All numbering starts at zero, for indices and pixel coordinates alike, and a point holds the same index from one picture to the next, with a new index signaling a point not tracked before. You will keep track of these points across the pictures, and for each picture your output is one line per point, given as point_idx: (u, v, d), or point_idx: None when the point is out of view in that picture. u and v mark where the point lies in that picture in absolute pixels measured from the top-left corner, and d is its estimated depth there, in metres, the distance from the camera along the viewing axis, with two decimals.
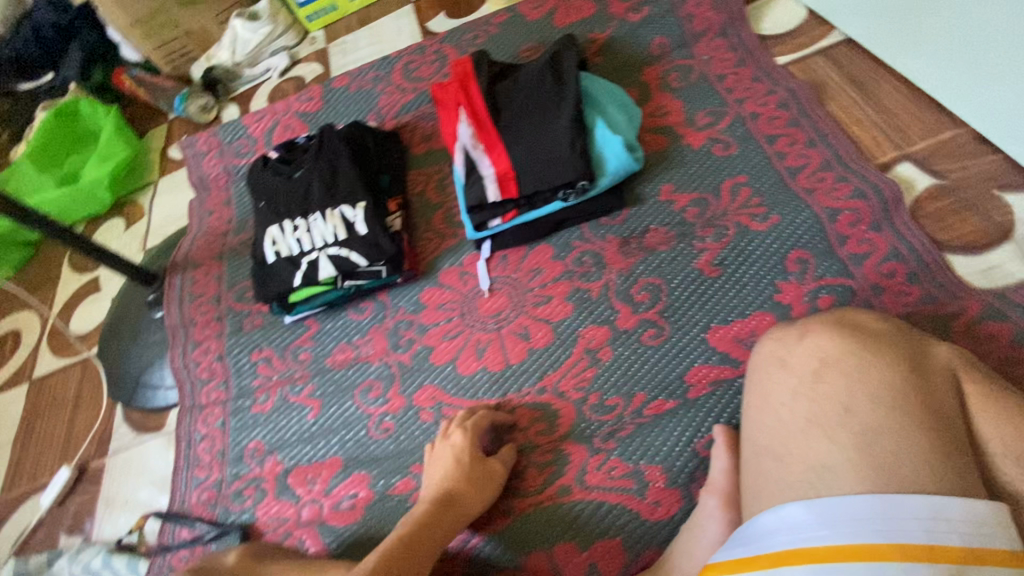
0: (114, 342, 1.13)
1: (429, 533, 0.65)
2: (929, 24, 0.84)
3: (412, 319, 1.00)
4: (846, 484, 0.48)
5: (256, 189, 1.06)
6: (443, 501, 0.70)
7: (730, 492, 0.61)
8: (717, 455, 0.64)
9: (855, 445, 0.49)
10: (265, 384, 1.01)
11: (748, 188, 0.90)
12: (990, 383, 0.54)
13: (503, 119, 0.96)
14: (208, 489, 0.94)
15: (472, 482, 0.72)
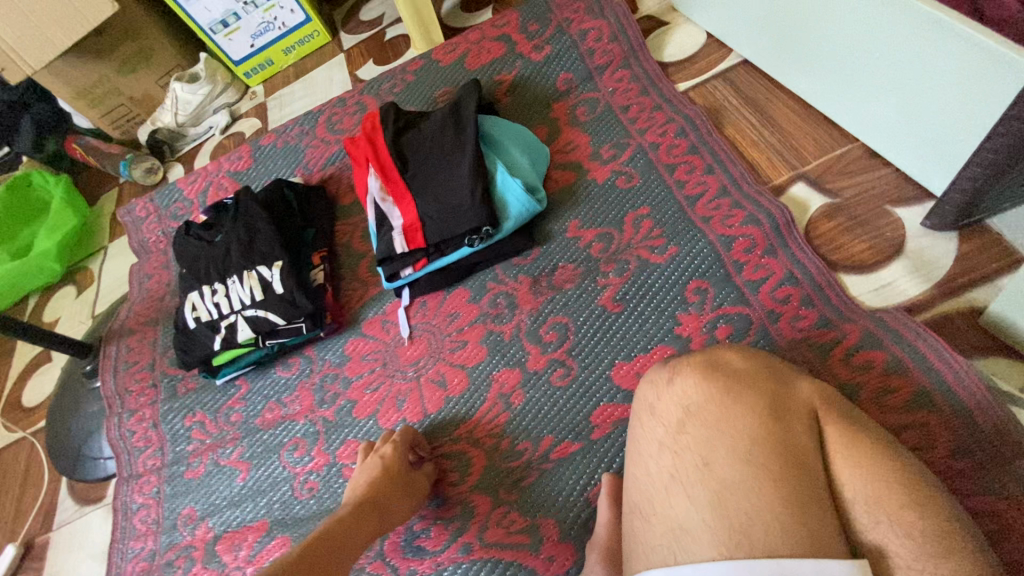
0: (57, 416, 1.15)
1: (349, 537, 0.66)
2: (809, 44, 0.85)
3: (337, 372, 1.01)
4: (701, 547, 0.48)
5: (180, 255, 1.08)
6: (366, 505, 0.71)
7: (611, 547, 0.60)
8: (601, 507, 0.63)
9: (711, 505, 0.49)
10: (198, 449, 1.02)
11: (650, 220, 0.90)
12: (853, 421, 0.51)
13: (409, 171, 0.99)
14: (142, 560, 0.94)
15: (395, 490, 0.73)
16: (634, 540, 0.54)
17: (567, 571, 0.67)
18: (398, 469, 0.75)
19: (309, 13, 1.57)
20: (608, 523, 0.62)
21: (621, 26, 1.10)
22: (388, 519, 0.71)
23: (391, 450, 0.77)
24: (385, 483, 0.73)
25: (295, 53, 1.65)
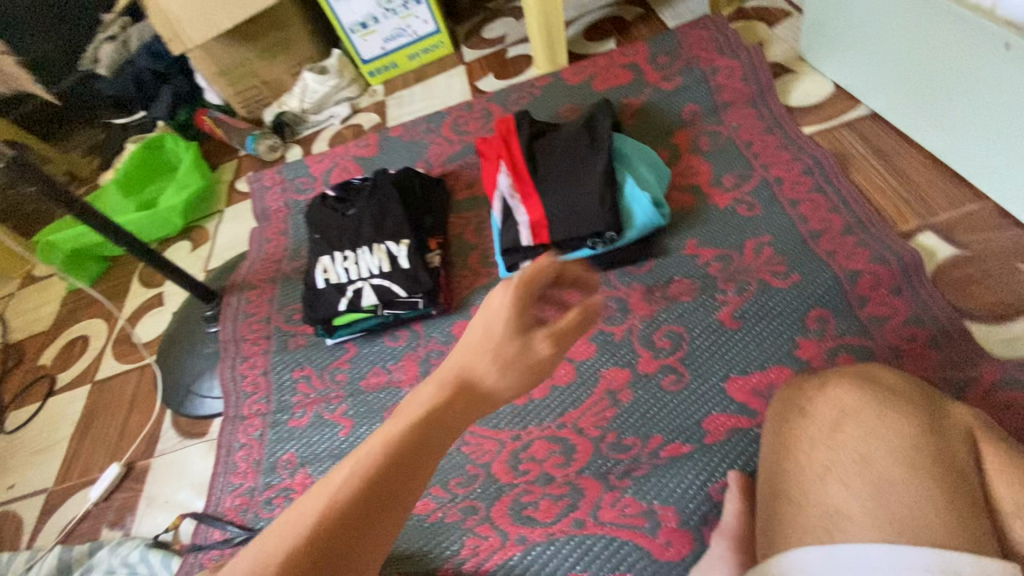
0: (172, 353, 1.23)
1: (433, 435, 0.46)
2: (936, 85, 0.88)
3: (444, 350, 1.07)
4: (858, 530, 0.51)
5: (312, 221, 1.17)
6: (456, 389, 0.48)
7: (743, 536, 0.62)
8: (730, 499, 0.65)
9: (869, 495, 0.52)
10: (303, 401, 1.08)
11: (771, 247, 0.94)
12: (1009, 447, 0.54)
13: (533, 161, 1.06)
14: (242, 495, 0.99)
15: (505, 370, 0.49)
16: (782, 524, 0.56)
17: (683, 558, 0.69)
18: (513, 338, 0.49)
19: (440, 25, 1.69)
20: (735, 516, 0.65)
21: (751, 68, 1.16)
22: (487, 402, 0.49)
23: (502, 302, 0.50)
24: (488, 362, 0.48)
25: (418, 59, 1.77)
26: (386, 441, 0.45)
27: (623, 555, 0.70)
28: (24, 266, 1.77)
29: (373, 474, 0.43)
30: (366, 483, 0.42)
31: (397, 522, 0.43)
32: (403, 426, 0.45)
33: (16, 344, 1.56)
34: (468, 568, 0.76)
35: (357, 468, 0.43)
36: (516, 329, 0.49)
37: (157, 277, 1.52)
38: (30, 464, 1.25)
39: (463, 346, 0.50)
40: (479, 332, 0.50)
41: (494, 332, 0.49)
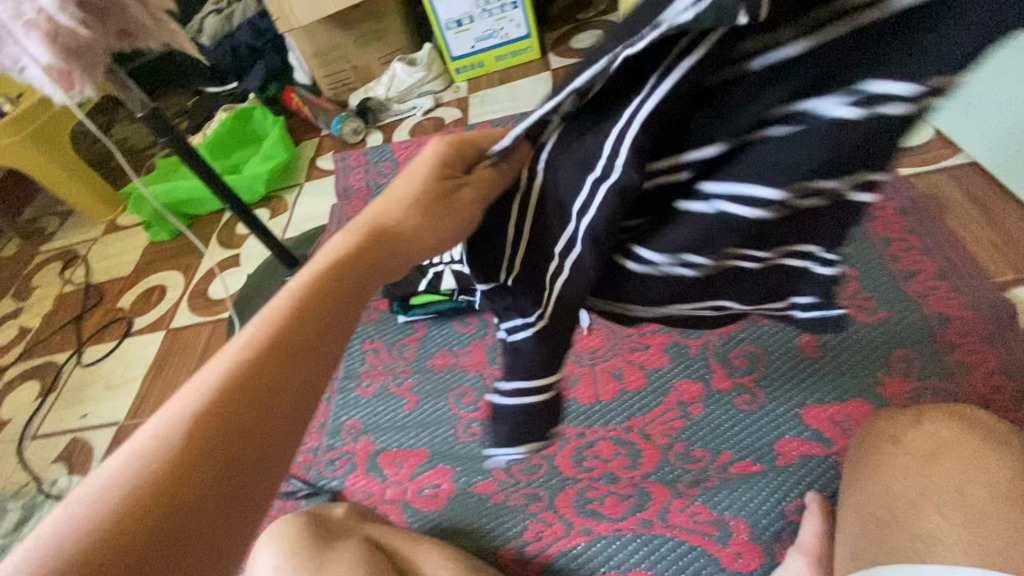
0: (249, 311, 1.29)
1: (349, 276, 0.48)
2: None
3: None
4: (950, 554, 0.50)
5: None
6: (375, 237, 0.50)
7: (823, 555, 0.62)
8: (809, 519, 0.65)
9: (964, 523, 0.51)
10: (371, 371, 1.10)
11: (857, 283, 0.95)
12: None
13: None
14: (304, 452, 1.02)
15: (422, 216, 0.50)
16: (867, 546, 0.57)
17: (752, 571, 0.71)
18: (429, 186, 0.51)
19: (531, 31, 1.74)
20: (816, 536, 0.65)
21: None
22: (407, 249, 0.51)
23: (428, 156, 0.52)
24: (400, 210, 0.51)
25: (504, 61, 1.82)
26: (296, 291, 0.45)
27: (692, 560, 0.72)
28: (109, 214, 1.84)
29: (288, 317, 0.44)
30: (281, 325, 0.43)
31: (322, 355, 0.44)
32: (306, 281, 0.46)
33: (96, 285, 1.64)
34: (530, 550, 0.79)
35: (271, 317, 0.44)
36: (435, 180, 0.51)
37: (234, 238, 1.58)
38: (103, 398, 1.32)
39: (388, 203, 0.52)
40: (398, 190, 0.52)
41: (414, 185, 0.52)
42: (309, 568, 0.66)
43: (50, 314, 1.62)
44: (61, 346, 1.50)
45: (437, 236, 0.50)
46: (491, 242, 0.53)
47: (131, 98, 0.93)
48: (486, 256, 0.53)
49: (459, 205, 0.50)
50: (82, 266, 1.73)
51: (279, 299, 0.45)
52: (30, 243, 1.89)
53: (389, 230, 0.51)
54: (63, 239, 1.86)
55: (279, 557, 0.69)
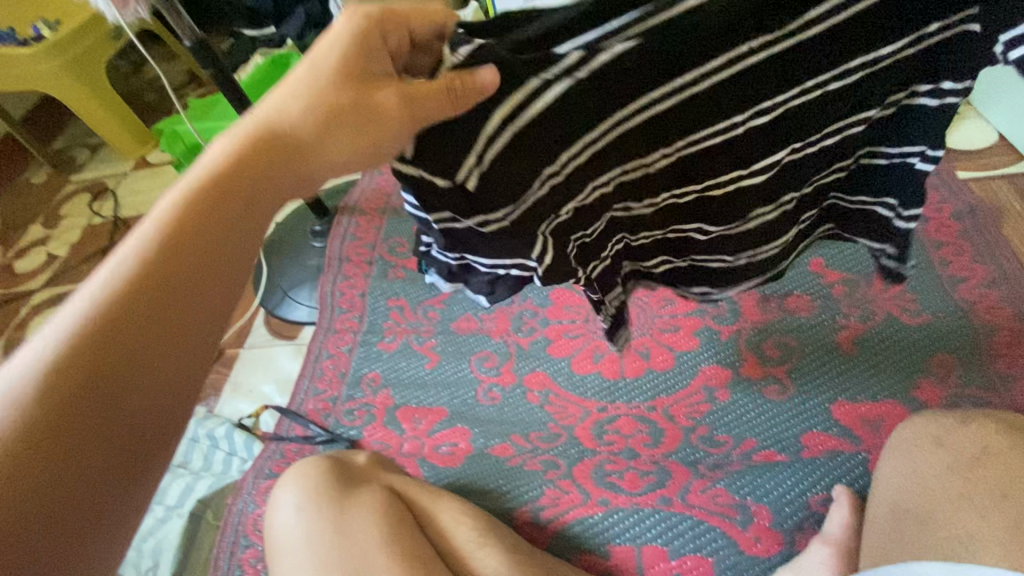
0: (276, 257, 1.29)
1: (229, 195, 0.42)
2: None
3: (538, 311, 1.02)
4: (989, 555, 0.49)
5: None
6: (264, 145, 0.43)
7: (847, 548, 0.61)
8: (837, 510, 0.64)
9: (1005, 525, 0.50)
10: (394, 328, 1.10)
11: (903, 283, 0.92)
12: None
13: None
14: (324, 400, 1.03)
15: (324, 121, 0.43)
16: (902, 540, 0.56)
17: (770, 556, 0.70)
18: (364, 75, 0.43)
19: None
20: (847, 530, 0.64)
21: None
22: (308, 164, 0.44)
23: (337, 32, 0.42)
24: (299, 117, 0.43)
25: None
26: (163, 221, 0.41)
27: (709, 540, 0.72)
28: (139, 149, 1.83)
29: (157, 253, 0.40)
30: (151, 262, 0.40)
31: (204, 290, 0.41)
32: (174, 207, 0.42)
33: (124, 219, 1.65)
34: (546, 515, 0.79)
35: (139, 253, 0.40)
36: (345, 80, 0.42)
37: None
38: None
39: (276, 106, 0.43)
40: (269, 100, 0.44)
41: (337, 101, 0.42)
42: (331, 511, 0.68)
43: (78, 244, 1.63)
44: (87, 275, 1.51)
45: (354, 158, 0.43)
46: (456, 135, 0.42)
47: (181, 26, 0.90)
48: (495, 191, 0.45)
49: (391, 119, 0.41)
50: (111, 200, 1.73)
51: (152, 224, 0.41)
52: (60, 172, 1.90)
53: (291, 137, 0.43)
54: (94, 171, 1.86)
55: (302, 498, 0.69)
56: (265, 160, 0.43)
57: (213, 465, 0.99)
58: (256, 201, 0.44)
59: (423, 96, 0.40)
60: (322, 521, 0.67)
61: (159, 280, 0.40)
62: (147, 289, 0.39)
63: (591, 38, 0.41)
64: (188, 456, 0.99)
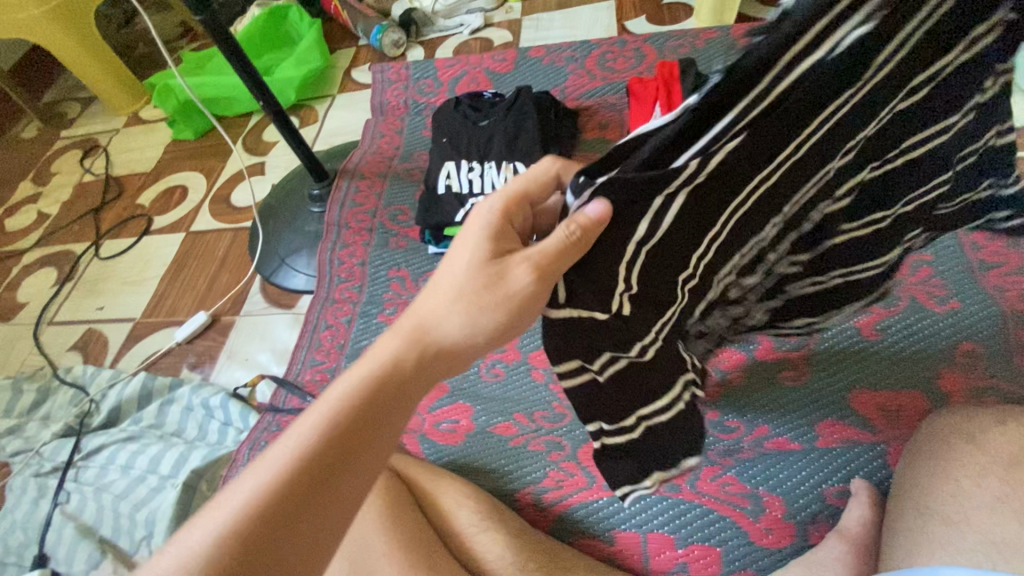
0: (273, 221, 1.24)
1: (394, 385, 0.46)
2: None
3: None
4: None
5: (440, 125, 1.11)
6: (424, 339, 0.48)
7: (866, 545, 0.62)
8: (857, 507, 0.65)
9: None
10: (395, 300, 1.06)
11: (929, 268, 0.88)
12: None
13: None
14: (322, 372, 1.00)
15: (476, 310, 0.47)
16: (925, 538, 0.54)
17: (780, 548, 0.68)
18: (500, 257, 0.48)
19: None
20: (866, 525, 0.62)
21: None
22: (457, 360, 0.49)
23: (491, 224, 0.48)
24: (456, 310, 0.47)
25: None
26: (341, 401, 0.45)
27: (716, 530, 0.70)
28: (132, 105, 1.76)
29: (335, 433, 0.43)
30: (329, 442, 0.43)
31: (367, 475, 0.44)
32: (351, 391, 0.45)
33: (116, 178, 1.59)
34: (549, 498, 0.76)
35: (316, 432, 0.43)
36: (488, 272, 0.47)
37: (261, 146, 1.50)
38: (120, 293, 1.30)
39: (432, 297, 0.48)
40: (425, 299, 0.49)
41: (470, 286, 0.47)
42: None
43: (69, 203, 1.57)
44: (79, 236, 1.46)
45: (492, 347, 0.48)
46: (600, 278, 0.45)
47: None
48: (642, 314, 0.51)
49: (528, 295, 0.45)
50: (103, 157, 1.67)
51: (328, 404, 0.45)
52: (50, 127, 1.82)
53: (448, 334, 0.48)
54: (84, 126, 1.79)
55: None
56: (426, 360, 0.48)
57: (209, 435, 0.96)
58: (413, 396, 0.48)
59: (548, 256, 0.42)
60: None
61: (334, 464, 0.42)
62: (319, 471, 0.42)
63: (702, 144, 0.38)
64: (183, 425, 0.97)
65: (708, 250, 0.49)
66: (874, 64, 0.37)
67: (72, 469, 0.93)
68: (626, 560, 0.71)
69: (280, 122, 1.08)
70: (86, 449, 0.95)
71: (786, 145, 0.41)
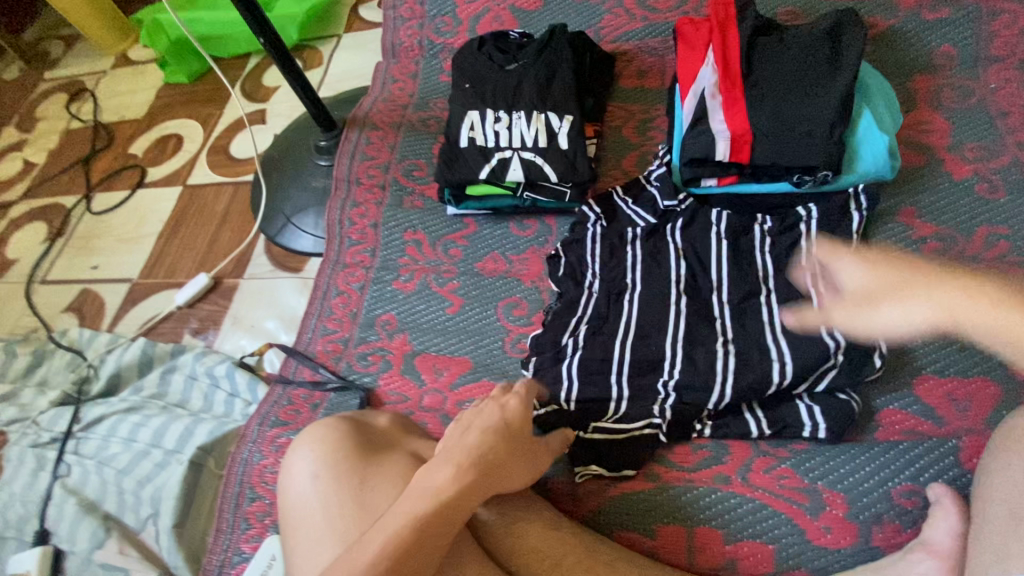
0: (277, 175, 1.14)
1: (464, 500, 0.56)
2: None
3: (580, 251, 0.88)
4: None
5: (462, 68, 0.99)
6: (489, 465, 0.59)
7: (954, 556, 0.56)
8: (941, 516, 0.58)
9: None
10: (411, 266, 0.97)
11: (1007, 243, 0.79)
12: None
13: (889, 262, 0.64)
14: (334, 342, 0.93)
15: (518, 453, 0.61)
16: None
17: (840, 549, 0.62)
18: (519, 428, 0.62)
19: None
20: (945, 532, 0.57)
21: None
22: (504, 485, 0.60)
23: (519, 407, 0.63)
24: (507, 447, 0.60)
25: None
26: (424, 502, 0.54)
27: (769, 526, 0.64)
28: (119, 44, 1.62)
29: (414, 530, 0.52)
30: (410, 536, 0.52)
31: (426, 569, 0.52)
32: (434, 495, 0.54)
33: (105, 125, 1.47)
34: (585, 487, 0.71)
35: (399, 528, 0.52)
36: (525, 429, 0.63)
37: (261, 92, 1.38)
38: (115, 251, 1.21)
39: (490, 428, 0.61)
40: (473, 441, 0.60)
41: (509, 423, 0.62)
42: (353, 484, 0.58)
43: (56, 151, 1.46)
44: (68, 188, 1.37)
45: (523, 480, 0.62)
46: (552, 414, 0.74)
47: None
48: (585, 416, 0.72)
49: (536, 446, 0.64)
50: (90, 102, 1.54)
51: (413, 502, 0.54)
52: (32, 68, 1.68)
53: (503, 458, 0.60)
54: (69, 67, 1.65)
55: (318, 466, 0.60)
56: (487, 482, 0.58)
57: (215, 407, 0.90)
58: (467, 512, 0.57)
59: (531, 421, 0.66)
60: (343, 492, 0.58)
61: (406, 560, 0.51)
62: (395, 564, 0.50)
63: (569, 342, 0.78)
64: (187, 396, 0.91)
65: (661, 363, 0.73)
66: (634, 278, 0.81)
67: (71, 441, 0.88)
68: (668, 555, 0.65)
69: (283, 62, 0.96)
70: (85, 420, 0.90)
71: (633, 318, 0.77)
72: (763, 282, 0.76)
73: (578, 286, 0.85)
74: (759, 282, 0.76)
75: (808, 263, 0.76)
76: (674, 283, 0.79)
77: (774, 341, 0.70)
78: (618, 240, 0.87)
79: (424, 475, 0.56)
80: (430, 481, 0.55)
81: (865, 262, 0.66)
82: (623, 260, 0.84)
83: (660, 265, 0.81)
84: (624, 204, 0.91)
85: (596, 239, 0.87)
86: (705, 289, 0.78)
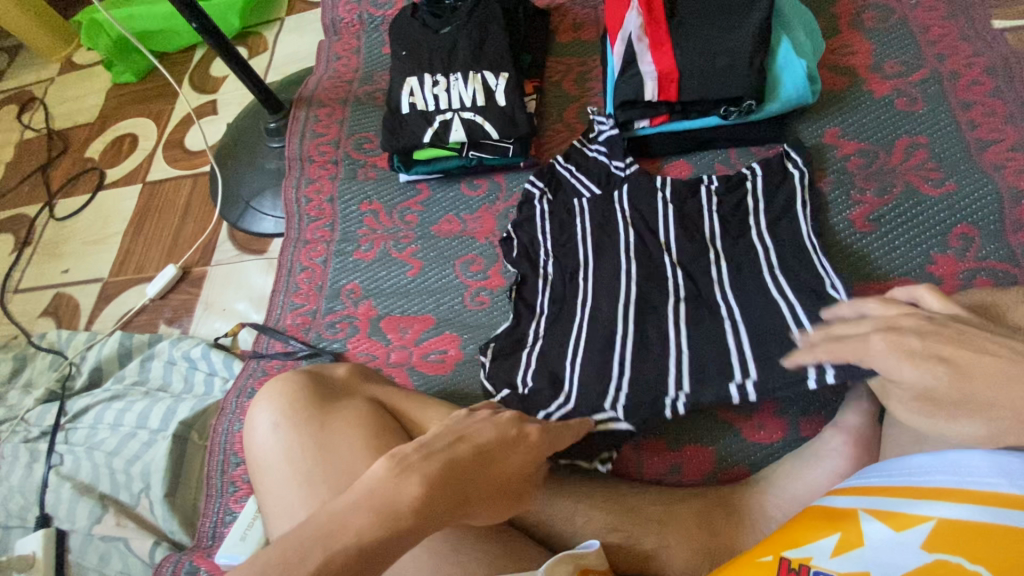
0: (232, 162, 1.16)
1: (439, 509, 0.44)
2: None
3: (531, 231, 0.90)
4: None
5: (398, 37, 1.01)
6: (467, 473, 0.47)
7: (868, 435, 0.61)
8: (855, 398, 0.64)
9: None
10: (370, 235, 1.01)
11: (925, 150, 0.84)
12: None
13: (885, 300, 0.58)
14: (303, 315, 0.96)
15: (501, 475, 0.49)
16: None
17: (772, 442, 0.69)
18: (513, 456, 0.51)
19: None
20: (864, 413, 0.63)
21: None
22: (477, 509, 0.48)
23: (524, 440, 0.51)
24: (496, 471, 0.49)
25: None
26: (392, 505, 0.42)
27: (709, 430, 0.71)
28: (63, 50, 1.61)
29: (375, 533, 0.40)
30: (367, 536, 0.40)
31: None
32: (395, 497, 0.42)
33: (59, 132, 1.47)
34: None
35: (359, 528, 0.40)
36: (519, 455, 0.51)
37: (211, 83, 1.38)
38: (83, 254, 1.23)
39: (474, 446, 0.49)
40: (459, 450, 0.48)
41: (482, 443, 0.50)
42: (311, 426, 0.62)
43: (12, 163, 1.46)
44: (29, 198, 1.37)
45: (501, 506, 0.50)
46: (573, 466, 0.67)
47: None
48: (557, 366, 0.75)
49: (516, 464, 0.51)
50: (41, 111, 1.54)
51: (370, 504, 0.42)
52: None
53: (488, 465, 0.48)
54: (15, 79, 1.63)
55: (277, 415, 0.64)
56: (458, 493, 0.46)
57: (196, 387, 0.94)
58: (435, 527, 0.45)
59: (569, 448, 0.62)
60: (304, 435, 0.62)
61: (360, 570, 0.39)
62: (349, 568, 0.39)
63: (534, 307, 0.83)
64: (167, 379, 0.95)
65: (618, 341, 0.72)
66: (586, 254, 0.83)
67: (61, 433, 0.92)
68: (620, 468, 0.71)
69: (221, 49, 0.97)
70: (72, 412, 0.93)
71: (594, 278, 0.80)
72: (705, 212, 0.82)
73: (534, 268, 0.86)
74: (706, 242, 0.79)
75: (754, 194, 0.82)
76: (624, 255, 0.80)
77: (720, 296, 0.73)
78: (568, 215, 0.89)
79: (387, 483, 0.42)
80: (395, 495, 0.42)
81: (906, 350, 0.48)
82: (573, 233, 0.87)
83: (611, 217, 0.85)
84: (568, 173, 0.93)
85: (546, 215, 0.90)
86: (657, 254, 0.79)
